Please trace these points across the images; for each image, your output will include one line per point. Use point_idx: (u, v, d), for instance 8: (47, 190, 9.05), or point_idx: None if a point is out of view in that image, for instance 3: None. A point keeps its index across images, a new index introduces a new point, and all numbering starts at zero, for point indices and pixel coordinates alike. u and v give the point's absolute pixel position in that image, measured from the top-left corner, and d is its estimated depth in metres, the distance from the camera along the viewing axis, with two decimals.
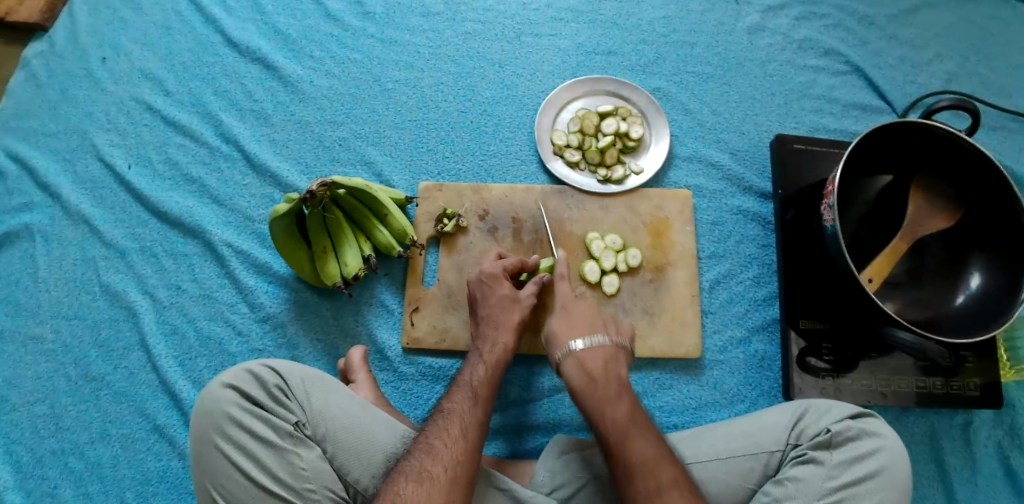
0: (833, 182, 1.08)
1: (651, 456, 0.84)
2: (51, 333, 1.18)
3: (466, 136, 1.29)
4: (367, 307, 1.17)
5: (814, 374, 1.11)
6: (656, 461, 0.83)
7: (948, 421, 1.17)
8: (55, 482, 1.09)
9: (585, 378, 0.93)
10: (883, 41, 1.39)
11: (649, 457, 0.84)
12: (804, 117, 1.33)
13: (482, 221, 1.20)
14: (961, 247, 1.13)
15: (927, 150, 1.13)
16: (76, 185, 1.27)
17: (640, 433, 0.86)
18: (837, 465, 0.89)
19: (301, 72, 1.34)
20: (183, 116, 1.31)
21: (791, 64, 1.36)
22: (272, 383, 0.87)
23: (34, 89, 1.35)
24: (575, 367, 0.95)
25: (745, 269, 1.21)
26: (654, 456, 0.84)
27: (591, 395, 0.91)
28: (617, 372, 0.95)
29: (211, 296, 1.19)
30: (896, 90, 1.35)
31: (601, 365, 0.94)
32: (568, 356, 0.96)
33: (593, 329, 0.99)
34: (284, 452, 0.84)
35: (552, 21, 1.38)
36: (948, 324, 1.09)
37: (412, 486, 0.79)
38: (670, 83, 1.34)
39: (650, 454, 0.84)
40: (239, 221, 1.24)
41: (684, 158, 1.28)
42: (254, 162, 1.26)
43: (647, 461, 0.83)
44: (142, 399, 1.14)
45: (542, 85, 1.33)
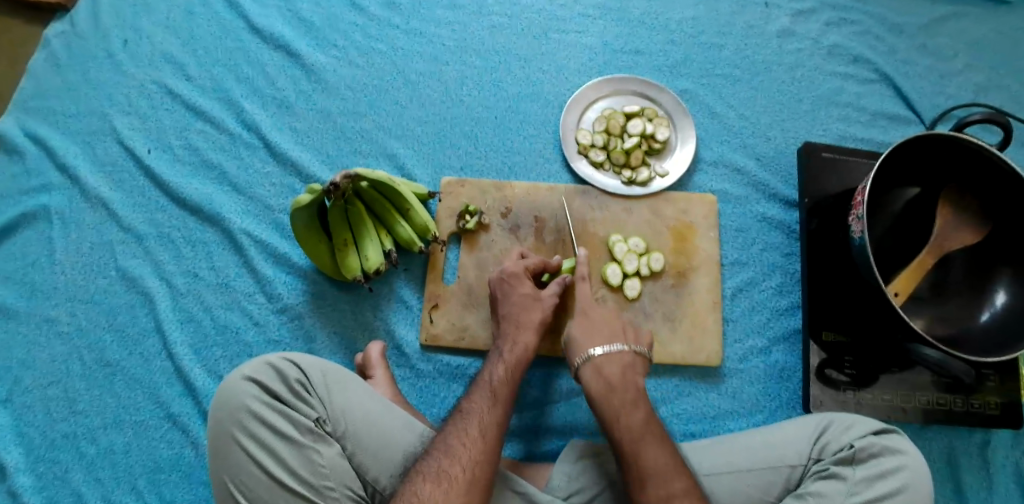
0: (862, 192, 1.07)
1: (615, 362, 0.92)
2: (66, 316, 1.17)
3: (490, 132, 1.27)
4: (386, 302, 1.16)
5: (834, 387, 1.10)
6: (616, 360, 0.92)
7: (966, 439, 1.16)
8: (67, 466, 1.09)
9: (604, 386, 0.90)
10: (914, 50, 1.37)
11: (612, 356, 0.93)
12: (832, 125, 1.31)
13: (504, 219, 1.18)
14: (987, 262, 1.12)
15: (956, 164, 1.11)
16: (94, 167, 1.26)
17: (615, 340, 0.95)
18: (859, 482, 0.88)
19: (324, 61, 1.32)
20: (204, 101, 1.30)
21: (821, 71, 1.35)
22: (293, 378, 0.86)
23: (54, 69, 1.33)
24: (594, 375, 0.92)
25: (768, 277, 1.20)
26: (616, 355, 0.93)
27: (609, 407, 0.88)
28: (635, 379, 0.92)
29: (228, 285, 1.18)
30: (926, 101, 1.33)
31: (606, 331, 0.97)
32: (587, 364, 0.93)
33: (613, 336, 0.95)
34: (304, 449, 0.82)
35: (579, 18, 1.36)
36: (972, 341, 1.08)
37: (430, 486, 0.79)
38: (698, 86, 1.32)
39: (611, 350, 0.93)
40: (259, 210, 1.22)
41: (709, 163, 1.26)
42: (275, 151, 1.25)
43: (607, 358, 0.93)
44: (156, 387, 1.13)
45: (568, 83, 1.31)
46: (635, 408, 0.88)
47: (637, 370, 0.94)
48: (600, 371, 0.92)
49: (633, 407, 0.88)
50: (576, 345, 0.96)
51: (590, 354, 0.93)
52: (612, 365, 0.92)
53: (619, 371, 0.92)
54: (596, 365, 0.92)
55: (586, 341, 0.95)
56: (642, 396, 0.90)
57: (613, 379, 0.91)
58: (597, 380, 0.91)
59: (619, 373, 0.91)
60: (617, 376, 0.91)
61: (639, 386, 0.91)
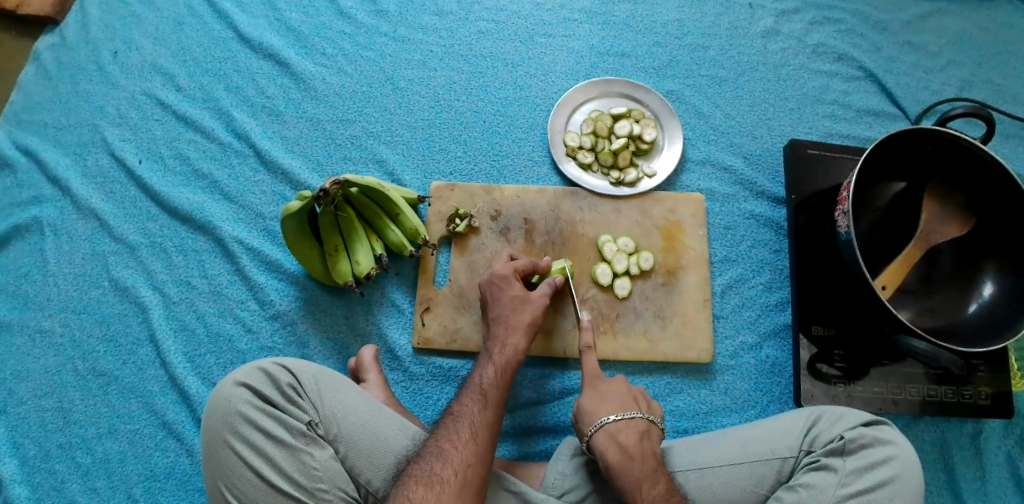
0: (847, 187, 1.08)
1: (631, 431, 0.91)
2: (59, 327, 1.18)
3: (479, 136, 1.28)
4: (378, 306, 1.17)
5: (824, 381, 1.11)
6: (631, 428, 0.91)
7: (959, 430, 1.17)
8: (62, 477, 1.09)
9: (623, 458, 0.88)
10: (896, 47, 1.38)
11: (627, 423, 0.92)
12: (817, 122, 1.32)
13: (494, 222, 1.19)
14: (974, 254, 1.13)
15: (941, 157, 1.12)
16: (86, 179, 1.27)
17: (627, 407, 0.94)
18: (850, 473, 0.89)
19: (314, 69, 1.33)
20: (195, 111, 1.31)
21: (805, 69, 1.36)
22: (285, 382, 0.86)
23: (45, 82, 1.34)
24: (609, 443, 0.90)
25: (757, 273, 1.21)
26: (631, 422, 0.92)
27: (627, 479, 0.87)
28: (650, 446, 0.91)
29: (220, 293, 1.18)
30: (910, 96, 1.35)
31: (635, 442, 0.90)
32: (601, 432, 0.91)
33: (625, 403, 0.95)
34: (296, 451, 0.82)
35: (565, 22, 1.37)
36: (959, 332, 1.09)
37: (423, 489, 0.79)
38: (684, 86, 1.34)
39: (626, 418, 0.92)
40: (250, 217, 1.23)
41: (696, 162, 1.28)
42: (266, 159, 1.26)
43: (623, 427, 0.91)
44: (150, 395, 1.14)
45: (555, 86, 1.33)
46: (654, 481, 0.87)
47: (651, 437, 0.93)
48: (618, 441, 0.90)
49: (654, 482, 0.87)
50: (587, 414, 0.94)
51: (605, 422, 0.92)
52: (628, 434, 0.91)
53: (636, 439, 0.90)
54: (611, 433, 0.91)
55: (598, 409, 0.94)
56: (659, 465, 0.89)
57: (629, 448, 0.89)
58: (614, 450, 0.89)
59: (636, 441, 0.90)
60: (634, 445, 0.90)
61: (655, 454, 0.91)
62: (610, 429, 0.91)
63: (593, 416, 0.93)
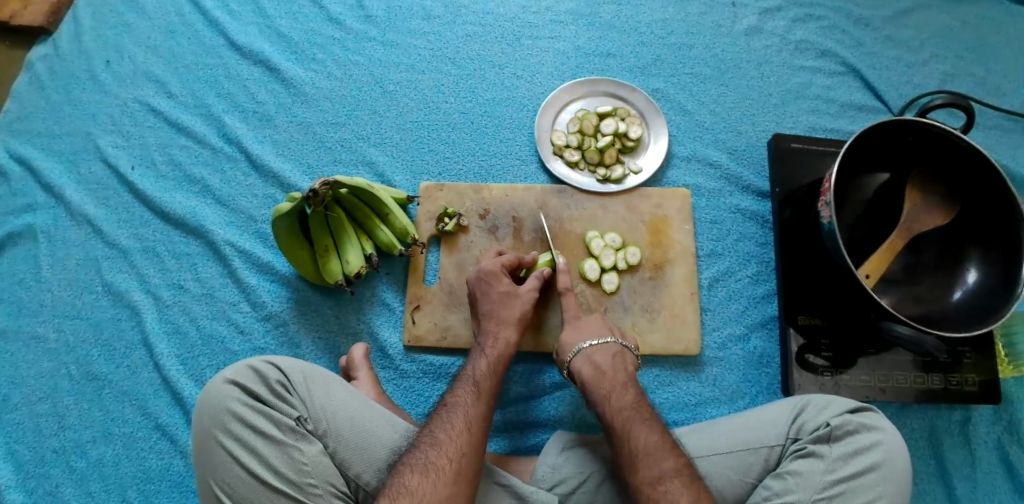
0: (829, 179, 1.09)
1: (606, 353, 1.01)
2: (54, 333, 1.19)
3: (467, 137, 1.30)
4: (369, 305, 1.18)
5: (813, 371, 1.12)
6: (606, 351, 1.01)
7: (948, 417, 1.18)
8: (57, 481, 1.10)
9: (595, 372, 0.98)
10: (878, 42, 1.41)
11: (601, 348, 1.01)
12: (801, 117, 1.34)
13: (482, 220, 1.21)
14: (956, 242, 1.14)
15: (922, 149, 1.15)
16: (79, 185, 1.28)
17: (604, 335, 1.04)
18: (837, 459, 0.90)
19: (304, 74, 1.35)
20: (187, 118, 1.33)
21: (787, 66, 1.38)
22: (274, 379, 0.87)
23: (38, 92, 1.36)
24: (585, 363, 1.00)
25: (744, 267, 1.22)
26: (605, 346, 1.02)
27: (599, 390, 0.96)
28: (625, 367, 1.00)
29: (213, 296, 1.20)
30: (892, 90, 1.37)
31: (608, 361, 1.00)
32: (578, 354, 1.01)
33: (602, 332, 1.04)
34: (286, 447, 0.83)
35: (551, 24, 1.39)
36: (946, 319, 1.10)
37: (418, 478, 0.80)
38: (668, 85, 1.36)
39: (600, 343, 1.02)
40: (242, 220, 1.25)
41: (682, 158, 1.29)
42: (257, 163, 1.27)
43: (598, 349, 1.01)
44: (144, 398, 1.15)
45: (541, 86, 1.35)
46: (624, 390, 0.95)
47: (626, 359, 1.02)
48: (593, 361, 1.00)
49: (623, 391, 0.95)
50: (567, 344, 1.04)
51: (582, 348, 1.02)
52: (602, 355, 1.00)
53: (609, 359, 1.00)
54: (587, 356, 1.01)
55: (576, 338, 1.04)
56: (631, 382, 0.97)
57: (603, 366, 0.99)
58: (588, 368, 0.99)
59: (609, 361, 1.00)
60: (608, 364, 0.99)
61: (628, 372, 0.99)
62: (587, 352, 1.01)
63: (572, 344, 1.03)
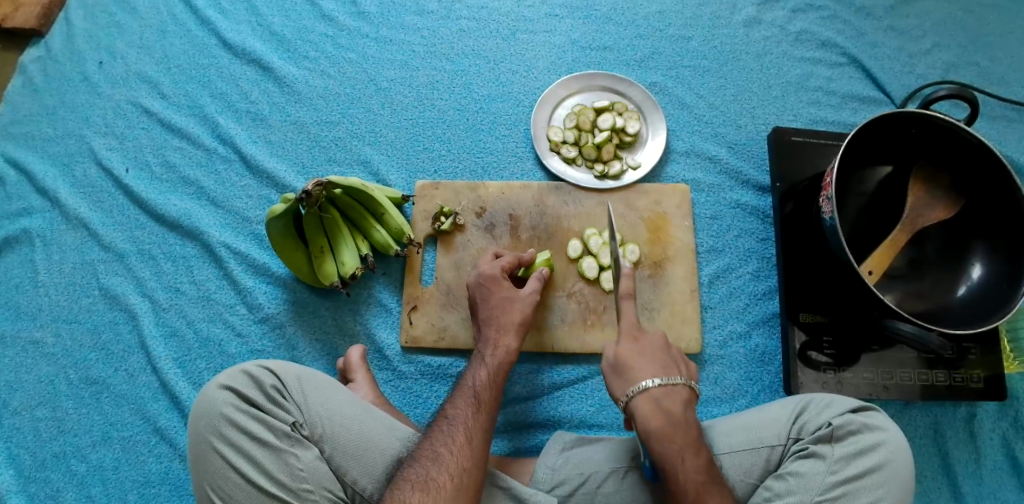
0: (831, 173, 1.08)
1: (674, 399, 0.86)
2: (51, 337, 1.19)
3: (463, 134, 1.29)
4: (365, 306, 1.17)
5: (814, 368, 1.11)
6: (674, 396, 0.86)
7: (952, 414, 1.17)
8: (57, 485, 1.10)
9: (663, 423, 0.84)
10: (880, 32, 1.38)
11: (668, 391, 0.86)
12: (802, 110, 1.32)
13: (479, 219, 1.19)
14: (961, 235, 1.12)
15: (926, 141, 1.13)
16: (74, 188, 1.28)
17: (670, 370, 0.88)
18: (839, 459, 0.88)
19: (297, 73, 1.33)
20: (180, 118, 1.32)
21: (788, 57, 1.36)
22: (269, 384, 0.86)
23: (32, 95, 1.35)
24: (648, 406, 0.85)
25: (744, 263, 1.20)
26: (675, 389, 0.86)
27: (665, 445, 0.83)
28: (691, 414, 0.87)
29: (210, 298, 1.19)
30: (895, 81, 1.34)
31: (677, 409, 0.85)
32: (641, 394, 0.86)
33: (668, 366, 0.89)
34: (282, 453, 0.83)
35: (546, 18, 1.37)
36: (950, 314, 1.08)
37: (419, 495, 0.79)
38: (667, 78, 1.33)
39: (669, 384, 0.86)
40: (237, 222, 1.24)
41: (681, 153, 1.27)
42: (251, 163, 1.26)
43: (666, 394, 0.86)
44: (142, 402, 1.14)
45: (538, 82, 1.33)
46: (695, 451, 0.83)
47: (692, 403, 0.88)
48: (659, 406, 0.85)
49: (694, 453, 0.83)
50: (625, 373, 0.88)
51: (646, 386, 0.86)
52: (673, 401, 0.86)
53: (679, 407, 0.86)
54: (653, 399, 0.86)
55: (640, 372, 0.87)
56: (699, 435, 0.85)
57: (671, 414, 0.85)
58: (654, 418, 0.85)
59: (679, 409, 0.85)
60: (677, 413, 0.85)
61: (696, 421, 0.86)
62: (652, 394, 0.86)
63: (633, 378, 0.88)
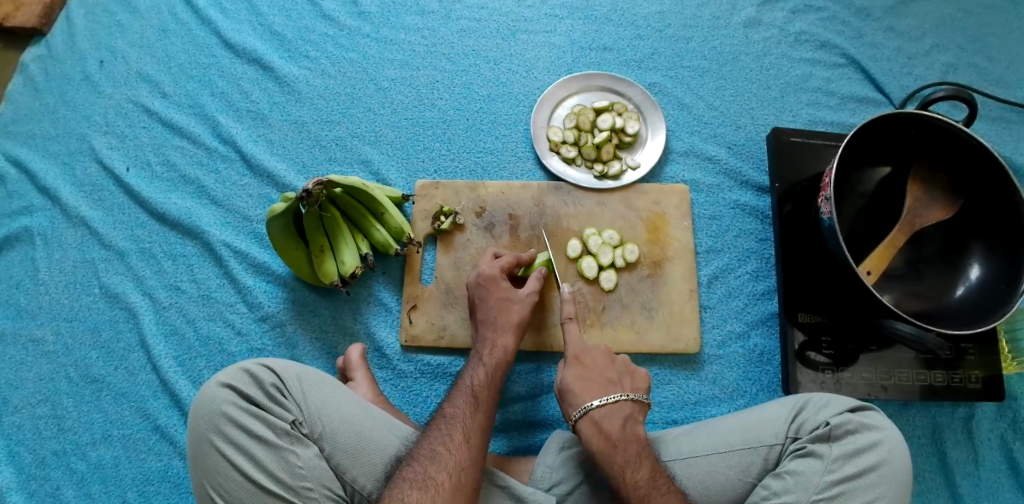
0: (830, 173, 1.08)
1: (616, 416, 0.93)
2: (52, 335, 1.19)
3: (463, 134, 1.29)
4: (365, 305, 1.17)
5: (813, 369, 1.11)
6: (615, 412, 0.93)
7: (950, 414, 1.17)
8: (58, 482, 1.10)
9: (605, 442, 0.90)
10: (878, 32, 1.38)
11: (612, 408, 0.93)
12: (801, 110, 1.32)
13: (479, 218, 1.20)
14: (959, 237, 1.13)
15: (925, 141, 1.13)
16: (75, 187, 1.28)
17: (611, 391, 0.96)
18: (837, 459, 0.89)
19: (298, 73, 1.34)
20: (181, 118, 1.32)
21: (787, 58, 1.36)
22: (269, 382, 0.87)
23: (32, 94, 1.35)
24: (591, 427, 0.92)
25: (743, 263, 1.21)
26: (614, 408, 0.93)
27: (610, 461, 0.89)
28: (635, 430, 0.93)
29: (210, 297, 1.19)
30: (894, 82, 1.35)
31: (618, 426, 0.92)
32: (584, 417, 0.93)
33: (608, 386, 0.97)
34: (282, 451, 0.83)
35: (546, 18, 1.38)
36: (947, 314, 1.09)
37: (416, 492, 0.80)
38: (667, 79, 1.34)
39: (610, 402, 0.94)
40: (238, 221, 1.24)
41: (681, 153, 1.28)
42: (252, 162, 1.27)
43: (606, 412, 0.93)
44: (143, 399, 1.15)
45: (538, 82, 1.33)
46: (638, 462, 0.88)
47: (636, 419, 0.94)
48: (600, 426, 0.92)
49: (637, 463, 0.88)
50: (572, 398, 0.96)
51: (589, 408, 0.93)
52: (612, 419, 0.92)
53: (619, 424, 0.92)
54: (595, 420, 0.93)
55: (582, 393, 0.95)
56: (642, 447, 0.90)
57: (613, 432, 0.91)
58: (596, 435, 0.91)
59: (619, 425, 0.92)
60: (618, 429, 0.92)
61: (639, 436, 0.92)
62: (594, 415, 0.93)
63: (577, 401, 0.95)
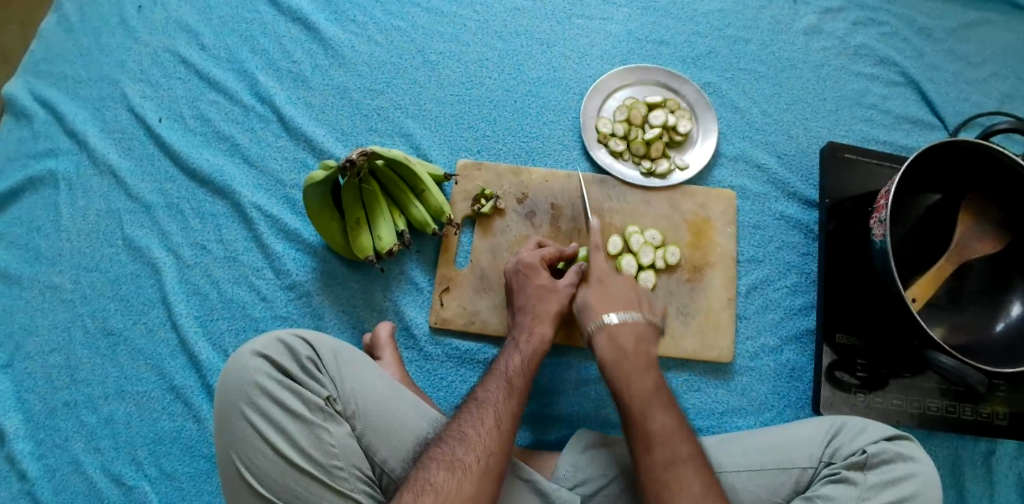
0: (886, 195, 1.05)
1: (630, 331, 0.95)
2: (70, 284, 1.16)
3: (509, 116, 1.25)
4: (396, 283, 1.14)
5: (845, 390, 1.09)
6: (630, 330, 0.95)
7: (972, 448, 1.16)
8: (67, 434, 1.07)
9: (617, 353, 0.93)
10: (939, 54, 1.35)
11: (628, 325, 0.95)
12: (854, 126, 1.29)
13: (520, 205, 1.16)
14: (1005, 273, 1.10)
15: (981, 172, 1.10)
16: (104, 133, 1.24)
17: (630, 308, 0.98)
18: (871, 487, 0.87)
19: (343, 36, 1.29)
20: (218, 72, 1.27)
21: (845, 71, 1.33)
22: (305, 355, 0.84)
23: (66, 32, 1.30)
24: (606, 340, 0.95)
25: (784, 276, 1.18)
26: (631, 322, 0.96)
27: (619, 370, 0.91)
28: (648, 348, 0.95)
29: (236, 259, 1.16)
30: (950, 106, 1.32)
31: (632, 341, 0.94)
32: (601, 330, 0.95)
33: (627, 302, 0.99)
34: (314, 427, 0.80)
35: (603, 4, 1.33)
36: (986, 350, 1.07)
37: (443, 474, 0.77)
38: (721, 80, 1.30)
39: (627, 318, 0.96)
40: (271, 184, 1.20)
41: (729, 158, 1.25)
42: (289, 125, 1.22)
43: (622, 326, 0.95)
44: (160, 358, 1.12)
45: (589, 70, 1.29)
46: (645, 374, 0.90)
47: (649, 341, 0.96)
48: (616, 340, 0.94)
49: (644, 374, 0.90)
50: (591, 312, 0.98)
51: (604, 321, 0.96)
52: (627, 334, 0.94)
53: (633, 339, 0.94)
54: (611, 334, 0.95)
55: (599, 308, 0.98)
56: (652, 364, 0.92)
57: (625, 346, 0.93)
58: (609, 347, 0.94)
59: (633, 340, 0.94)
60: (630, 344, 0.94)
61: (651, 354, 0.94)
62: (611, 329, 0.95)
63: (595, 314, 0.98)
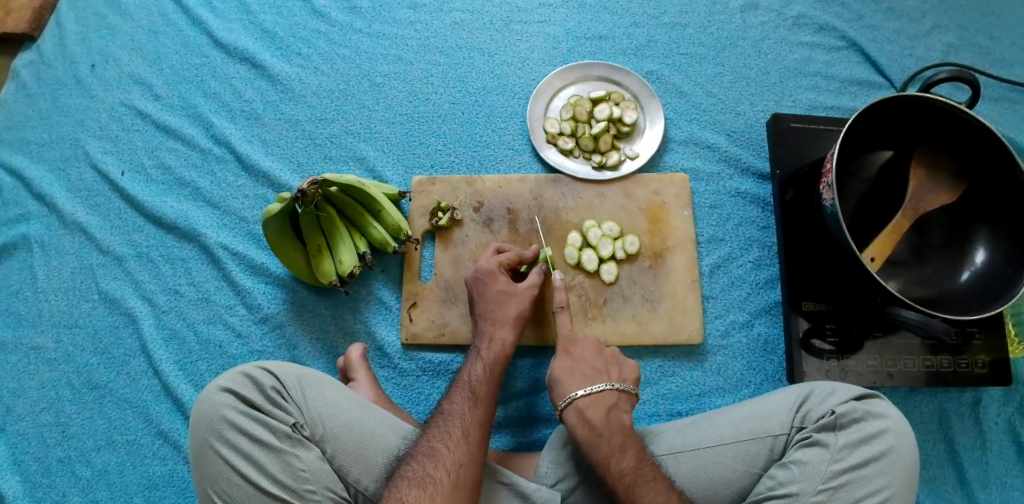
0: (831, 159, 1.06)
1: (600, 402, 0.93)
2: (52, 342, 1.19)
3: (458, 128, 1.27)
4: (365, 304, 1.16)
5: (818, 356, 1.10)
6: (600, 402, 0.93)
7: (957, 399, 1.15)
8: (64, 489, 1.10)
9: (588, 430, 0.90)
10: (878, 14, 1.36)
11: (597, 397, 0.93)
12: (801, 95, 1.30)
13: (477, 213, 1.18)
14: (966, 220, 1.10)
15: (927, 124, 1.10)
16: (70, 193, 1.27)
17: (597, 380, 0.96)
18: (843, 448, 0.87)
19: (290, 70, 1.32)
20: (174, 120, 1.31)
21: (785, 42, 1.34)
22: (269, 385, 0.86)
23: (25, 100, 1.34)
24: (577, 418, 0.92)
25: (746, 252, 1.19)
26: (599, 395, 0.93)
27: (596, 450, 0.88)
28: (621, 418, 0.92)
29: (209, 300, 1.18)
30: (894, 64, 1.32)
31: (602, 414, 0.92)
32: (570, 407, 0.93)
33: (595, 375, 0.96)
34: (283, 454, 0.82)
35: (540, 8, 1.35)
36: (952, 300, 1.06)
37: (415, 491, 0.78)
38: (663, 66, 1.32)
39: (594, 392, 0.94)
40: (235, 222, 1.23)
41: (679, 142, 1.26)
42: (246, 163, 1.25)
43: (591, 401, 0.93)
44: (145, 405, 1.14)
45: (533, 73, 1.31)
46: (623, 452, 0.87)
47: (622, 408, 0.94)
48: (585, 415, 0.92)
49: (621, 452, 0.87)
50: (558, 390, 0.96)
51: (573, 397, 0.93)
52: (596, 407, 0.92)
53: (603, 411, 0.92)
54: (580, 408, 0.92)
55: (567, 385, 0.95)
56: (627, 435, 0.90)
57: (597, 421, 0.91)
58: (581, 424, 0.91)
59: (603, 413, 0.92)
60: (602, 417, 0.91)
61: (624, 424, 0.91)
62: (579, 404, 0.93)
63: (563, 392, 0.95)
